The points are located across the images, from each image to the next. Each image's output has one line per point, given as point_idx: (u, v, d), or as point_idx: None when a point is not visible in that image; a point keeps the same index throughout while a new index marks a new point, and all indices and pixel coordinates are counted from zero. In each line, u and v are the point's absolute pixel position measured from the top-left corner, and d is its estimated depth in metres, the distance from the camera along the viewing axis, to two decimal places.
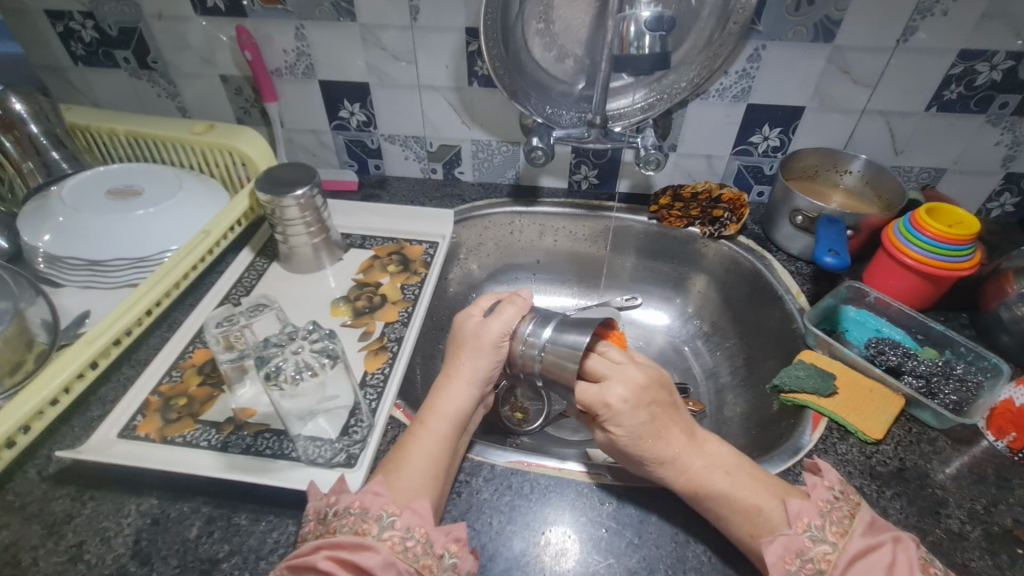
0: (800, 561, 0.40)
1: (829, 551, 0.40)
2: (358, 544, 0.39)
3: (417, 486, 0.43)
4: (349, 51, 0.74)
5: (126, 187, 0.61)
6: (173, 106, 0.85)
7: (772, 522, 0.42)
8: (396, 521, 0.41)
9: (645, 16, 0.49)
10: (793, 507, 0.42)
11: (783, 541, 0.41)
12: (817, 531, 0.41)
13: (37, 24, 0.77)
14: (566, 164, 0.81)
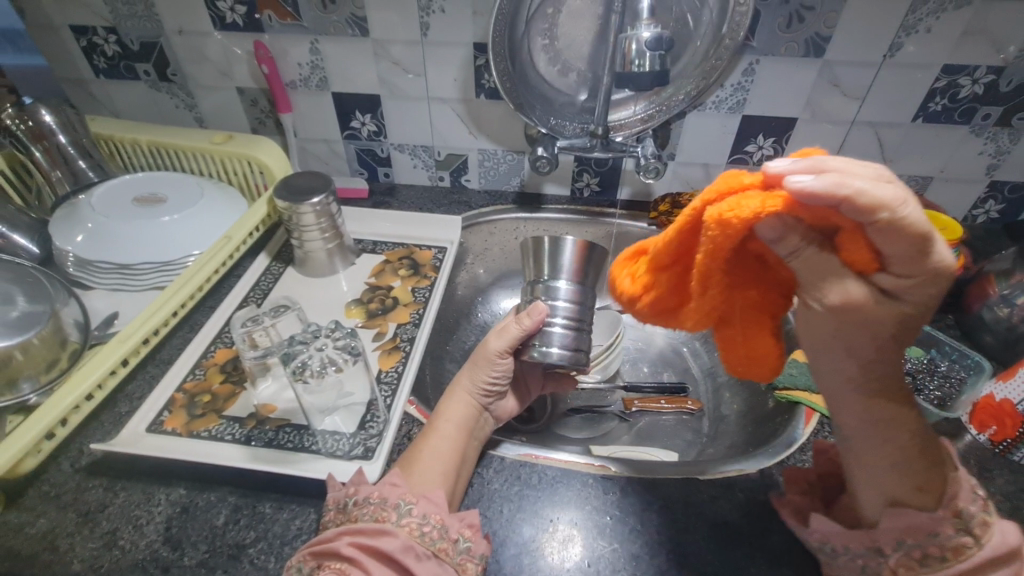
0: (922, 540, 0.37)
1: (967, 544, 0.36)
2: (379, 530, 0.40)
3: (433, 479, 0.46)
4: (363, 65, 0.77)
5: (151, 195, 0.64)
6: (190, 116, 0.88)
7: (921, 496, 0.38)
8: (413, 509, 0.42)
9: (645, 36, 0.53)
10: (957, 488, 0.37)
11: (914, 519, 0.37)
12: (968, 521, 0.36)
13: (62, 39, 0.80)
14: (569, 172, 0.85)
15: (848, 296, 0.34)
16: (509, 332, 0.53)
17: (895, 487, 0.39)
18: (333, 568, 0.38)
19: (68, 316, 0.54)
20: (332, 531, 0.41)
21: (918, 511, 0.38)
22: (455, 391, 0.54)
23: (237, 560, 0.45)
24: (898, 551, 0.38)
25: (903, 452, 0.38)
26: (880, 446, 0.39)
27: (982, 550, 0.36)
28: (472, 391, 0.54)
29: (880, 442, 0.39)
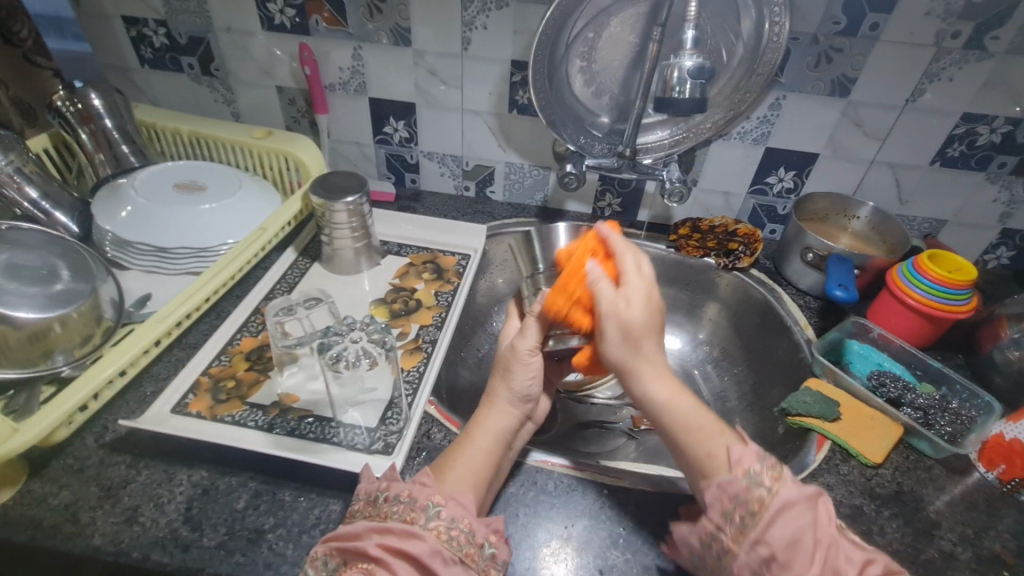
0: (735, 503, 0.41)
1: (764, 493, 0.40)
2: (407, 531, 0.41)
3: (465, 483, 0.46)
4: (402, 73, 0.80)
5: (191, 182, 0.66)
6: (228, 111, 0.90)
7: (715, 463, 0.43)
8: (441, 511, 0.43)
9: (687, 64, 0.55)
10: (736, 452, 0.42)
11: (723, 488, 0.41)
12: (755, 477, 0.41)
13: (113, 28, 0.83)
14: (593, 191, 0.87)
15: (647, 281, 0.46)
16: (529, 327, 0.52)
17: (699, 466, 0.44)
18: (361, 567, 0.40)
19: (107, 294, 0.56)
20: (359, 525, 0.42)
21: (719, 481, 0.42)
22: (495, 401, 0.53)
23: (255, 544, 0.45)
24: (722, 520, 0.41)
25: (702, 429, 0.45)
26: (686, 420, 0.45)
27: (778, 501, 0.39)
28: (511, 400, 0.53)
29: (694, 419, 0.45)
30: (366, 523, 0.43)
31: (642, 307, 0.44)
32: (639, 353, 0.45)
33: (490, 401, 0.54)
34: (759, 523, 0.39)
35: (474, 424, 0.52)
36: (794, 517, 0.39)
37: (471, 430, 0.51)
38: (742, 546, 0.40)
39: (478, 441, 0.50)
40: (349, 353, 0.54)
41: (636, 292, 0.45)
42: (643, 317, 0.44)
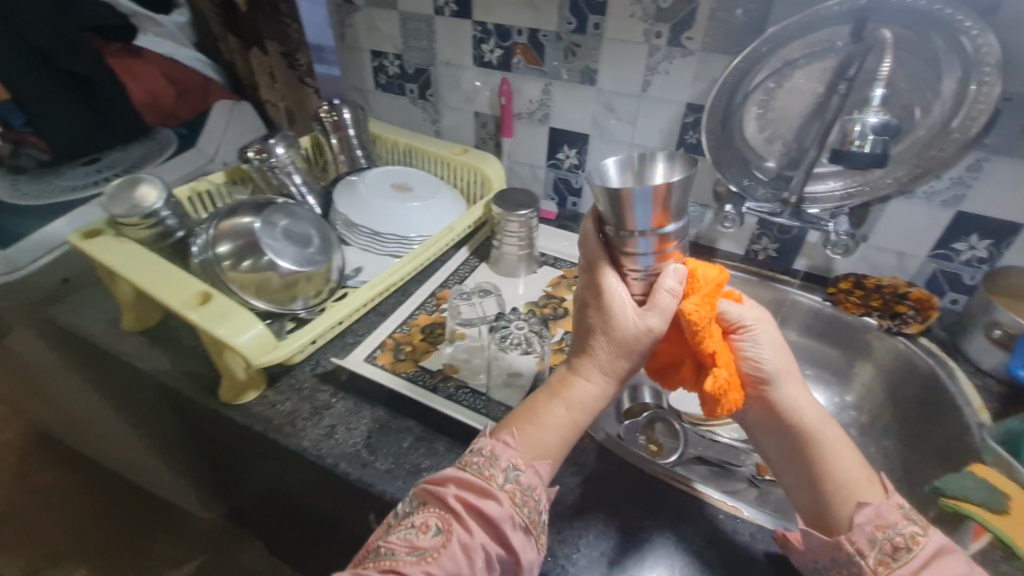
0: (887, 533, 0.43)
1: (918, 532, 0.43)
2: (484, 490, 0.44)
3: (544, 447, 0.47)
4: (583, 108, 0.89)
5: (404, 184, 0.82)
6: (431, 129, 1.08)
7: (871, 491, 0.46)
8: (519, 476, 0.45)
9: (871, 120, 0.56)
10: (888, 486, 0.47)
11: (883, 512, 0.44)
12: (910, 513, 0.45)
13: (363, 58, 1.05)
14: (749, 233, 0.88)
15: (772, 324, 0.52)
16: (658, 302, 0.45)
17: (849, 486, 0.46)
18: (439, 510, 0.44)
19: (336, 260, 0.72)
20: (447, 471, 0.47)
21: (876, 503, 0.45)
22: (591, 361, 0.48)
23: (413, 477, 0.56)
24: (867, 545, 0.44)
25: (852, 450, 0.48)
26: (835, 449, 0.48)
27: (933, 540, 0.43)
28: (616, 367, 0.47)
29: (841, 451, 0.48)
30: (451, 472, 0.46)
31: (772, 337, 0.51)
32: (788, 372, 0.50)
33: (574, 368, 0.49)
34: (913, 557, 0.42)
35: (560, 390, 0.49)
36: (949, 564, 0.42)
37: (557, 399, 0.48)
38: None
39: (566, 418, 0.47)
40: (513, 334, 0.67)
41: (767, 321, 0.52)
42: (779, 338, 0.51)
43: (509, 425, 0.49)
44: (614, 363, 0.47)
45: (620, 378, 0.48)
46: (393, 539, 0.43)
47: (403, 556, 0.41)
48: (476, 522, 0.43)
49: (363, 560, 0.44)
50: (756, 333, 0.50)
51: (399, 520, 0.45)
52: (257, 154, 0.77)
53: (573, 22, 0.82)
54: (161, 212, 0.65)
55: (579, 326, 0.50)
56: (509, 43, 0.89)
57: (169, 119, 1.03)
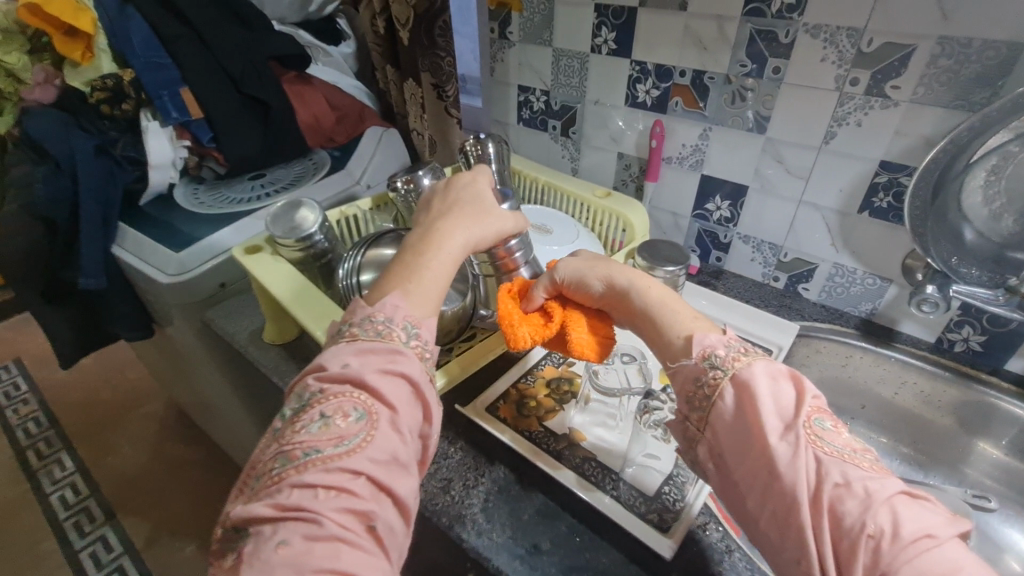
0: (695, 389, 0.45)
1: (718, 374, 0.44)
2: (389, 352, 0.46)
3: (427, 298, 0.51)
4: (745, 157, 0.81)
5: (542, 225, 0.79)
6: (569, 166, 1.04)
7: (683, 346, 0.48)
8: (418, 333, 0.49)
9: None
10: (698, 339, 0.47)
11: (685, 372, 0.46)
12: (714, 361, 0.45)
13: (510, 93, 1.06)
14: (944, 320, 0.73)
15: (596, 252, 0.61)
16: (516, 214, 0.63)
17: (666, 348, 0.49)
18: (354, 395, 0.44)
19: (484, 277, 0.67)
20: (335, 353, 0.46)
21: (684, 365, 0.47)
22: (452, 229, 0.56)
23: (532, 559, 0.50)
24: (688, 408, 0.46)
25: (671, 305, 0.51)
26: (654, 304, 0.52)
27: (731, 382, 0.43)
28: (470, 234, 0.57)
29: (659, 305, 0.52)
30: (342, 349, 0.47)
31: (583, 255, 0.59)
32: (597, 269, 0.57)
33: (434, 229, 0.56)
34: (713, 406, 0.43)
35: (425, 248, 0.54)
36: (741, 403, 0.42)
37: (427, 254, 0.54)
38: (703, 430, 0.44)
39: (427, 269, 0.53)
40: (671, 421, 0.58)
41: (569, 259, 0.59)
42: (590, 255, 0.59)
43: (386, 289, 0.52)
44: (475, 232, 0.57)
45: (477, 242, 0.57)
46: (308, 438, 0.41)
47: (330, 450, 0.41)
48: (395, 393, 0.45)
49: (269, 461, 0.42)
50: (563, 276, 0.58)
51: (303, 415, 0.43)
52: (405, 185, 0.78)
53: (747, 64, 0.74)
54: (313, 235, 0.67)
55: (443, 210, 0.59)
56: (669, 84, 0.83)
57: (326, 141, 1.10)
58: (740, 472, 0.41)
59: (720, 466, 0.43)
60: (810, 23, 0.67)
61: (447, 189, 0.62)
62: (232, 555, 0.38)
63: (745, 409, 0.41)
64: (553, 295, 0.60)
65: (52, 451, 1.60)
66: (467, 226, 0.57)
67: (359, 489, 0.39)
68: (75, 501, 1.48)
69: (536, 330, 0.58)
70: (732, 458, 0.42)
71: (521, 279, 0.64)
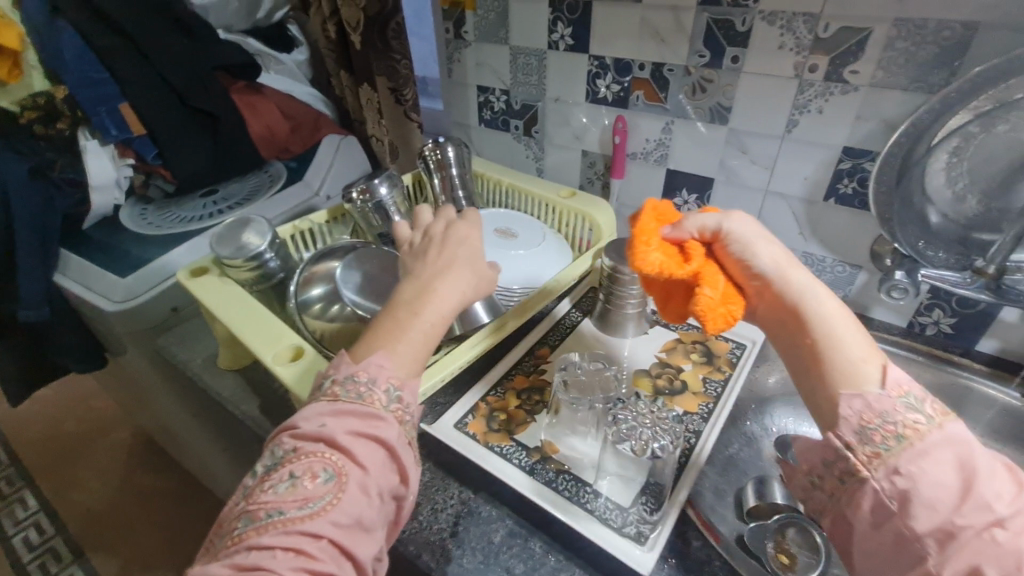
0: (879, 422, 0.38)
1: (920, 423, 0.38)
2: (369, 413, 0.44)
3: (413, 362, 0.48)
4: (709, 149, 0.79)
5: (506, 229, 0.76)
6: (534, 166, 1.02)
7: (863, 373, 0.40)
8: (400, 395, 0.46)
9: None
10: (891, 372, 0.40)
11: (869, 400, 0.39)
12: (912, 401, 0.39)
13: (469, 94, 1.03)
14: (915, 304, 0.72)
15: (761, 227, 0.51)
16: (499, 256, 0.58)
17: (842, 373, 0.41)
18: (323, 453, 0.42)
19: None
20: (311, 412, 0.44)
21: (867, 394, 0.40)
22: (441, 284, 0.51)
23: None
24: (856, 438, 0.39)
25: (841, 323, 0.43)
26: (827, 317, 0.43)
27: (940, 432, 0.37)
28: (459, 290, 0.52)
29: (838, 327, 0.43)
30: (321, 408, 0.45)
31: (765, 233, 0.49)
32: (778, 262, 0.47)
33: (424, 285, 0.51)
34: (908, 450, 0.37)
35: (414, 307, 0.49)
36: (952, 461, 0.36)
37: (415, 316, 0.49)
38: (873, 470, 0.38)
39: (412, 330, 0.48)
40: (642, 433, 0.53)
41: (751, 231, 0.49)
42: (768, 234, 0.49)
43: (372, 346, 0.48)
44: (466, 288, 0.52)
45: (465, 297, 0.52)
46: (273, 498, 0.39)
47: (294, 511, 0.39)
48: (369, 453, 0.42)
49: (231, 518, 0.40)
50: (732, 236, 0.49)
51: (272, 471, 0.41)
52: (360, 195, 0.75)
53: (705, 54, 0.73)
54: (263, 254, 0.63)
55: (434, 259, 0.53)
56: (628, 78, 0.81)
57: (282, 151, 1.06)
58: (920, 533, 0.35)
59: (880, 515, 0.37)
60: (765, 10, 0.66)
61: (441, 240, 0.55)
62: None
63: (961, 475, 0.36)
64: (700, 242, 0.51)
65: (14, 489, 1.53)
66: (457, 281, 0.52)
67: (319, 552, 0.38)
68: (39, 541, 1.40)
69: (670, 262, 0.49)
70: (919, 516, 0.36)
71: (655, 210, 0.55)
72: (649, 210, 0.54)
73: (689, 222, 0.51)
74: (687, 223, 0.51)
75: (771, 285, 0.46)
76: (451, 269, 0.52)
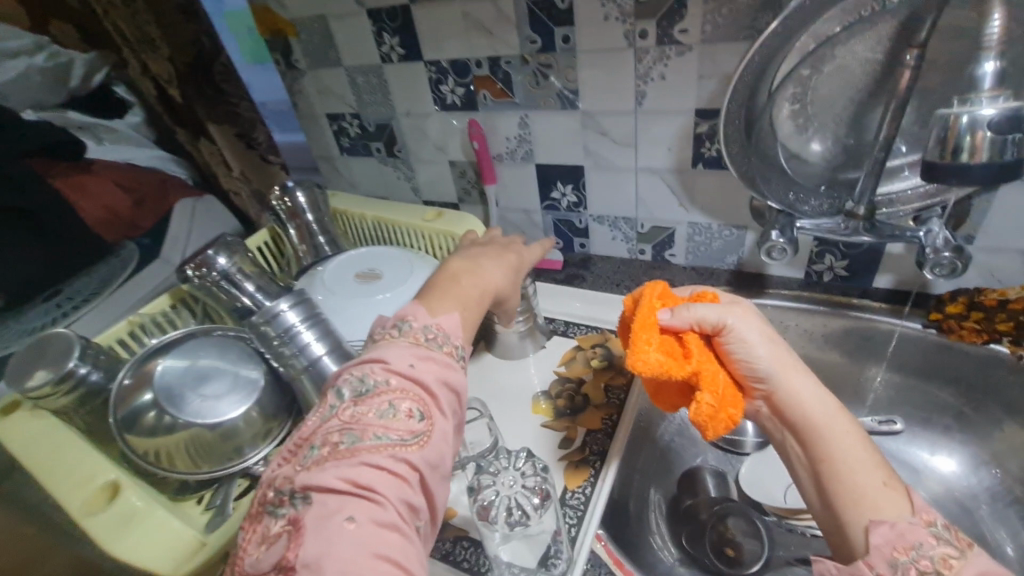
0: (913, 554, 0.34)
1: (953, 556, 0.34)
2: (447, 364, 0.41)
3: (468, 326, 0.47)
4: (570, 137, 0.74)
5: (368, 271, 0.69)
6: (408, 187, 0.95)
7: (890, 503, 0.37)
8: (463, 358, 0.44)
9: (983, 112, 0.35)
10: (917, 498, 0.38)
11: (906, 530, 0.35)
12: (942, 531, 0.35)
13: (321, 125, 0.94)
14: (806, 253, 0.69)
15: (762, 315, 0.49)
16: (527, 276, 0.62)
17: (866, 496, 0.38)
18: (413, 393, 0.38)
19: (288, 363, 0.55)
20: (397, 348, 0.40)
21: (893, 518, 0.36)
22: (490, 272, 0.54)
23: None
24: (890, 573, 0.35)
25: (857, 450, 0.40)
26: (844, 438, 0.41)
27: (975, 568, 0.33)
28: (505, 278, 0.55)
29: (853, 446, 0.40)
30: (399, 346, 0.41)
31: (771, 331, 0.46)
32: (782, 365, 0.44)
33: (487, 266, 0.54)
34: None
35: (474, 278, 0.51)
36: None
37: (472, 282, 0.51)
38: None
39: (468, 293, 0.49)
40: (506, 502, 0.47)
41: (759, 326, 0.46)
42: (772, 331, 0.46)
43: (438, 300, 0.47)
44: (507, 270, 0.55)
45: (504, 283, 0.54)
46: (372, 423, 0.36)
47: (392, 440, 0.35)
48: (450, 404, 0.40)
49: (310, 439, 0.36)
50: (737, 333, 0.45)
51: (365, 395, 0.37)
52: (196, 271, 0.66)
53: (536, 40, 0.67)
54: (78, 370, 0.54)
55: (488, 251, 0.57)
56: (469, 79, 0.75)
57: (132, 229, 0.92)
58: None
59: None
60: None
61: (492, 240, 0.60)
62: (277, 521, 0.33)
63: None
64: (698, 334, 0.46)
65: None
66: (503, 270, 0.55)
67: (412, 487, 0.35)
68: None
69: (667, 358, 0.45)
70: None
71: (655, 285, 0.50)
72: (648, 292, 0.49)
73: (699, 309, 0.46)
74: (694, 307, 0.46)
75: (777, 395, 0.44)
76: (494, 257, 0.56)
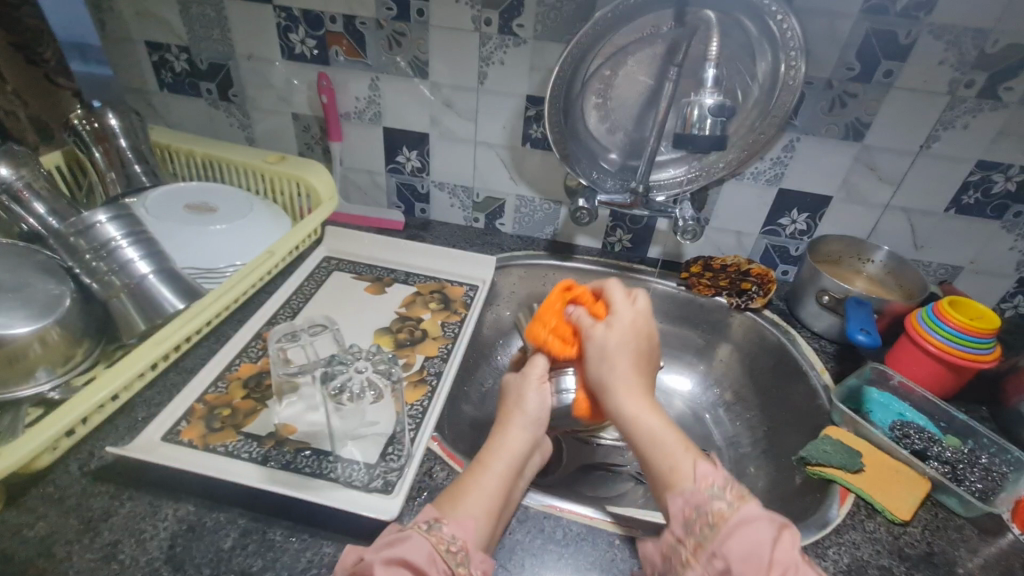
0: (696, 513, 0.42)
1: (722, 509, 0.42)
2: (398, 537, 0.42)
3: (479, 508, 0.46)
4: (418, 103, 0.80)
5: (202, 203, 0.66)
6: (242, 136, 0.90)
7: (680, 473, 0.45)
8: (442, 527, 0.43)
9: (708, 102, 0.54)
10: (700, 466, 0.45)
11: (686, 494, 0.44)
12: (717, 492, 0.43)
13: (137, 51, 0.84)
14: (603, 226, 0.86)
15: (632, 316, 0.55)
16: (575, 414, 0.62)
17: (661, 471, 0.46)
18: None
19: (105, 280, 0.54)
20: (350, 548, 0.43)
21: (684, 491, 0.44)
22: (507, 426, 0.54)
23: None
24: (683, 532, 0.43)
25: (664, 440, 0.48)
26: (653, 432, 0.48)
27: (735, 512, 0.41)
28: (525, 425, 0.54)
29: (660, 431, 0.48)
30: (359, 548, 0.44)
31: (618, 330, 0.54)
32: (615, 380, 0.53)
33: (501, 424, 0.55)
34: (717, 535, 0.40)
35: (483, 457, 0.51)
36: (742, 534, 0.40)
37: (481, 464, 0.50)
38: (698, 560, 0.41)
39: (489, 470, 0.49)
40: (354, 385, 0.49)
41: (608, 334, 0.54)
42: (622, 346, 0.53)
43: (454, 496, 0.47)
44: (524, 431, 0.54)
45: (537, 425, 0.55)
46: None
47: None
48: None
49: None
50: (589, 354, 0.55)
51: None
52: None
53: (392, 8, 0.73)
54: None
55: (501, 416, 0.56)
56: (322, 32, 0.76)
57: None
58: None
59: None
60: None
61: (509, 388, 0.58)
62: None
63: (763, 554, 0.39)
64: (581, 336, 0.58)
65: None
66: (521, 424, 0.54)
67: None
68: None
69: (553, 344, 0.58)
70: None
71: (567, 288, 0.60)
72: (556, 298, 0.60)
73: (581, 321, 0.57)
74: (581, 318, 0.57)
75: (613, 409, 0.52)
76: (518, 410, 0.55)
